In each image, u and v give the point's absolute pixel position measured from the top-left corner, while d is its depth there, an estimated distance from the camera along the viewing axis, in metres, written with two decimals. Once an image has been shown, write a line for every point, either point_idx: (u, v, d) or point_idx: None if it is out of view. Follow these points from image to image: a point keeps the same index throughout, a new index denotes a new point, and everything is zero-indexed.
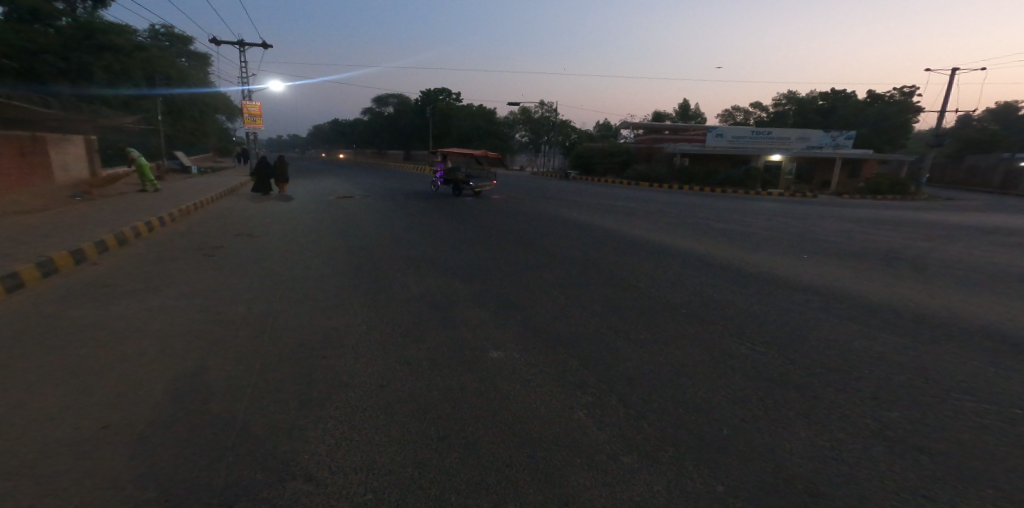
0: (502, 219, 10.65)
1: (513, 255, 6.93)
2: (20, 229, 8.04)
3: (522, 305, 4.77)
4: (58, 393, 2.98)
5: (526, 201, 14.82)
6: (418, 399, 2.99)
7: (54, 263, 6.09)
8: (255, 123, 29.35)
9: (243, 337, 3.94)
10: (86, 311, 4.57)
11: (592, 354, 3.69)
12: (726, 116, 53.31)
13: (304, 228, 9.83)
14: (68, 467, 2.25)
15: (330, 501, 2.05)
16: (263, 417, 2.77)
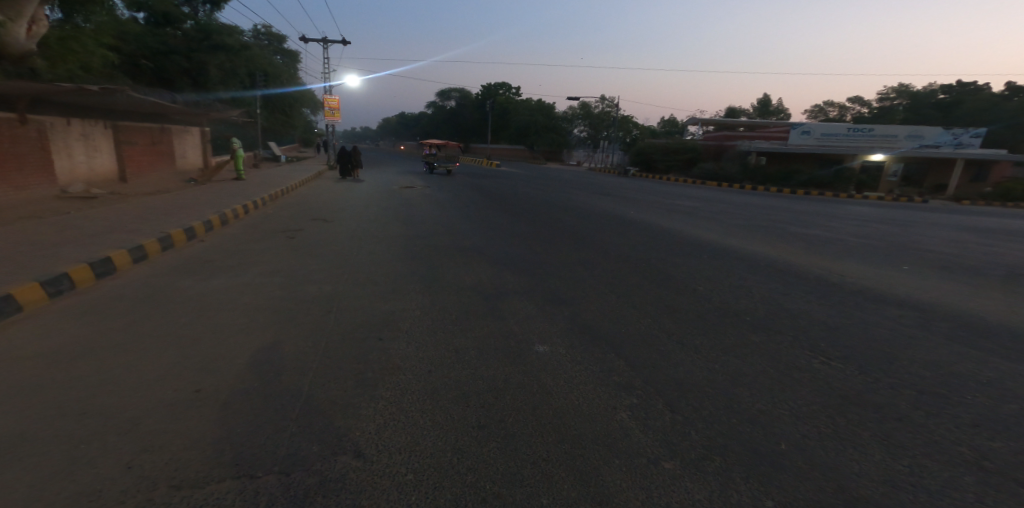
0: (565, 214, 10.59)
1: (572, 251, 6.86)
2: (145, 208, 9.20)
3: (573, 300, 4.75)
4: (162, 356, 3.40)
5: (587, 198, 14.57)
6: (463, 386, 3.07)
7: (170, 238, 6.90)
8: (334, 116, 31.29)
9: (312, 315, 4.24)
10: (188, 283, 5.14)
11: (642, 355, 3.61)
12: (817, 113, 49.15)
13: (374, 215, 10.36)
14: (161, 425, 2.56)
15: (374, 477, 2.17)
16: (324, 392, 2.98)
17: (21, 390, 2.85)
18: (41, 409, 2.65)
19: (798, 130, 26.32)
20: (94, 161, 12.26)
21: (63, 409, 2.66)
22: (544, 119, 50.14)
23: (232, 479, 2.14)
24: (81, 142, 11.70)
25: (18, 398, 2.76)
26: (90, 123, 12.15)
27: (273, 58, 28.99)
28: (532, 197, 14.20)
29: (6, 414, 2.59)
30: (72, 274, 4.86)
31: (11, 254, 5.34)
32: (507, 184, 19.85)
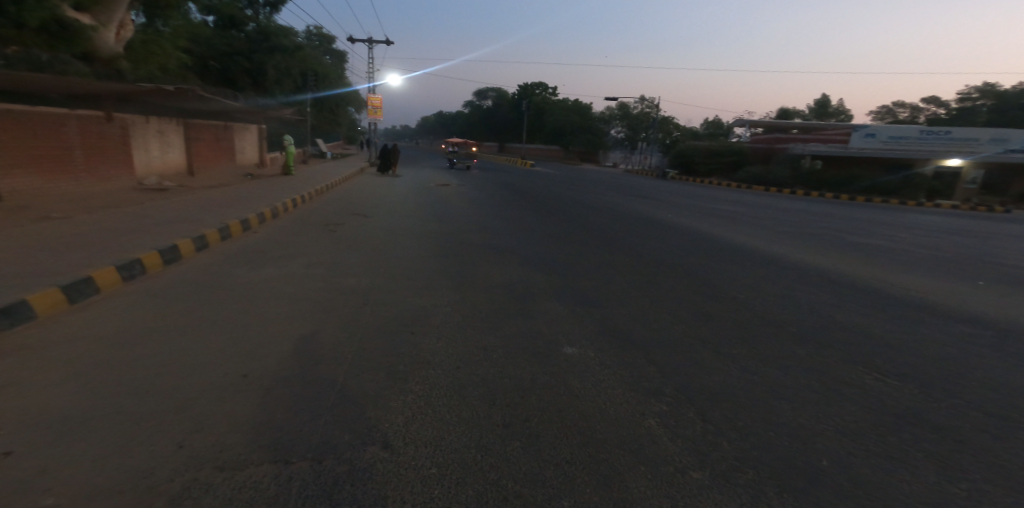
0: (603, 216, 10.45)
1: (606, 254, 6.76)
2: (205, 200, 9.78)
3: (605, 304, 4.68)
4: (215, 341, 3.62)
5: (623, 200, 14.32)
6: (490, 383, 3.11)
7: (228, 229, 7.34)
8: (376, 114, 32.15)
9: (350, 307, 4.40)
10: (240, 272, 5.44)
11: (673, 362, 3.52)
12: (882, 115, 46.05)
13: (412, 212, 10.57)
14: (209, 407, 2.72)
15: (399, 469, 2.23)
16: (358, 382, 3.09)
17: (92, 367, 3.10)
18: (109, 386, 2.89)
19: (862, 133, 25.35)
20: (166, 156, 13.10)
21: (127, 387, 2.88)
22: (580, 119, 49.71)
23: (268, 463, 2.25)
24: (156, 138, 12.53)
25: (89, 375, 3.01)
26: (165, 120, 13.02)
27: (322, 58, 30.09)
28: (567, 198, 14.10)
29: (78, 389, 2.83)
30: (142, 260, 5.24)
31: (89, 240, 5.80)
32: (542, 184, 19.79)
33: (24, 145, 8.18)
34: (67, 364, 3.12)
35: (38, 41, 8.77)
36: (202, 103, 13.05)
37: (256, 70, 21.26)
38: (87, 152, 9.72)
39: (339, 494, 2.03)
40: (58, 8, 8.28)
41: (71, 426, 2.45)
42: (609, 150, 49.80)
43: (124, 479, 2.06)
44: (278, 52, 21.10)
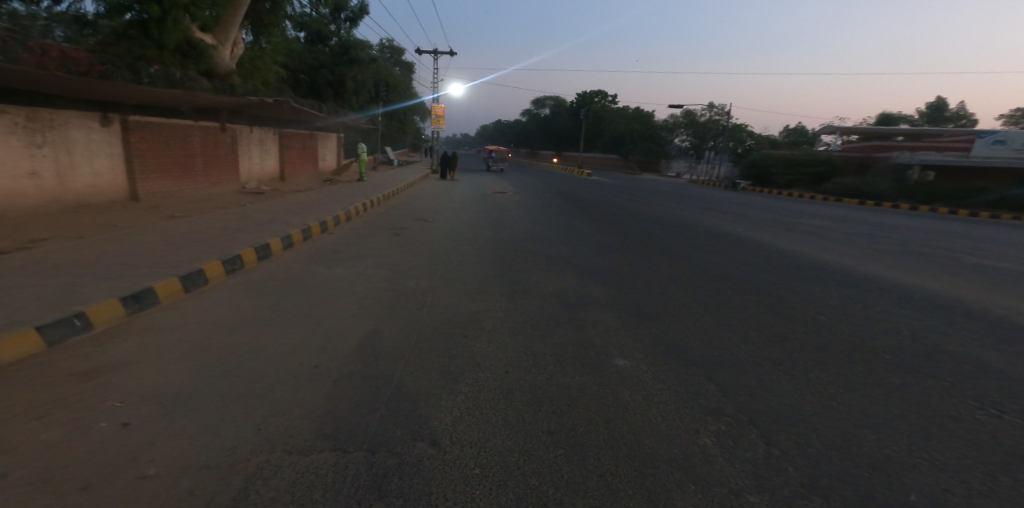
0: (665, 228, 10.06)
1: (665, 267, 6.50)
2: (291, 203, 10.69)
3: (661, 318, 4.49)
4: (292, 332, 3.94)
5: (687, 211, 13.71)
6: (538, 390, 3.11)
7: (310, 230, 7.98)
8: (440, 123, 33.38)
9: (409, 307, 4.60)
10: (318, 270, 5.88)
11: (733, 382, 3.31)
12: (1010, 119, 40.13)
13: (469, 218, 10.82)
14: (285, 395, 2.98)
15: (445, 467, 2.31)
16: (413, 380, 3.23)
17: (192, 351, 3.50)
18: (203, 369, 3.25)
19: (987, 140, 21.94)
20: (264, 163, 14.47)
21: (219, 371, 3.22)
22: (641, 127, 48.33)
23: (328, 452, 2.41)
24: (257, 146, 13.92)
25: (189, 358, 3.40)
26: (265, 130, 14.41)
27: (393, 70, 31.84)
28: (625, 208, 13.75)
29: (182, 370, 3.21)
30: (241, 256, 5.84)
31: (199, 236, 6.57)
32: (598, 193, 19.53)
33: (159, 153, 9.42)
34: (173, 347, 3.55)
35: (173, 61, 10.12)
36: (294, 114, 14.32)
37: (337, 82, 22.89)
38: (205, 158, 10.98)
39: (388, 486, 2.14)
40: (190, 31, 9.63)
41: (175, 403, 2.79)
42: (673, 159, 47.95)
43: (210, 456, 2.31)
44: (356, 65, 22.80)
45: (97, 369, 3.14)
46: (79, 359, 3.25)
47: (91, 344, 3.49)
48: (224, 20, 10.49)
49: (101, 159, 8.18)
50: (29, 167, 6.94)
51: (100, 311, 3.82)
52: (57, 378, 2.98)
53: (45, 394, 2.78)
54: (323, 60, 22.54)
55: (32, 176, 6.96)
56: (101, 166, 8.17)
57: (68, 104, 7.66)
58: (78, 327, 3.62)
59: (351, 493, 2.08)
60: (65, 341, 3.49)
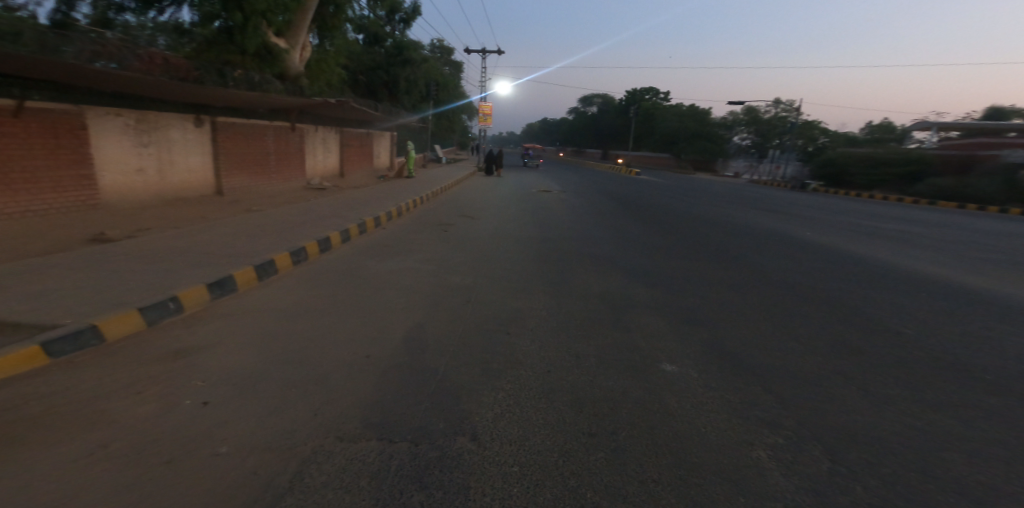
0: (719, 231, 9.49)
1: (720, 272, 6.11)
2: (350, 198, 11.20)
3: (714, 321, 4.17)
4: (347, 322, 4.13)
5: (747, 214, 12.88)
6: (579, 391, 3.03)
7: (365, 225, 8.35)
8: (486, 121, 33.61)
9: (455, 302, 4.67)
10: (372, 263, 6.12)
11: (793, 390, 2.99)
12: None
13: (514, 216, 10.79)
14: (340, 382, 3.14)
15: (483, 463, 2.33)
16: (456, 375, 3.26)
17: (260, 335, 3.78)
18: (269, 353, 3.49)
19: None
20: (326, 160, 15.28)
21: (282, 357, 3.45)
22: (695, 126, 45.94)
23: (375, 440, 2.52)
24: (321, 144, 14.72)
25: (257, 342, 3.67)
26: (327, 129, 15.21)
27: (445, 71, 32.58)
28: (678, 209, 13.15)
29: (250, 353, 3.47)
30: (306, 248, 6.23)
31: (268, 229, 7.04)
32: (649, 192, 18.82)
33: (240, 152, 10.26)
34: (245, 331, 3.84)
35: (253, 65, 10.98)
36: (353, 113, 14.99)
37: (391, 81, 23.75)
38: (277, 156, 11.78)
39: (429, 478, 2.19)
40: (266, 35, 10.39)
41: (246, 385, 3.05)
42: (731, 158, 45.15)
43: (274, 437, 2.50)
44: (408, 65, 23.64)
45: (183, 349, 3.47)
46: (170, 338, 3.61)
47: (181, 325, 3.87)
48: (294, 23, 11.29)
49: (195, 157, 9.03)
50: (136, 164, 7.74)
51: (190, 296, 4.23)
52: (153, 356, 3.33)
53: (142, 370, 3.13)
54: (379, 60, 23.55)
55: (139, 172, 7.78)
56: (193, 163, 8.98)
57: (169, 107, 8.40)
58: (173, 309, 4.03)
59: (395, 482, 2.15)
60: (162, 321, 3.90)
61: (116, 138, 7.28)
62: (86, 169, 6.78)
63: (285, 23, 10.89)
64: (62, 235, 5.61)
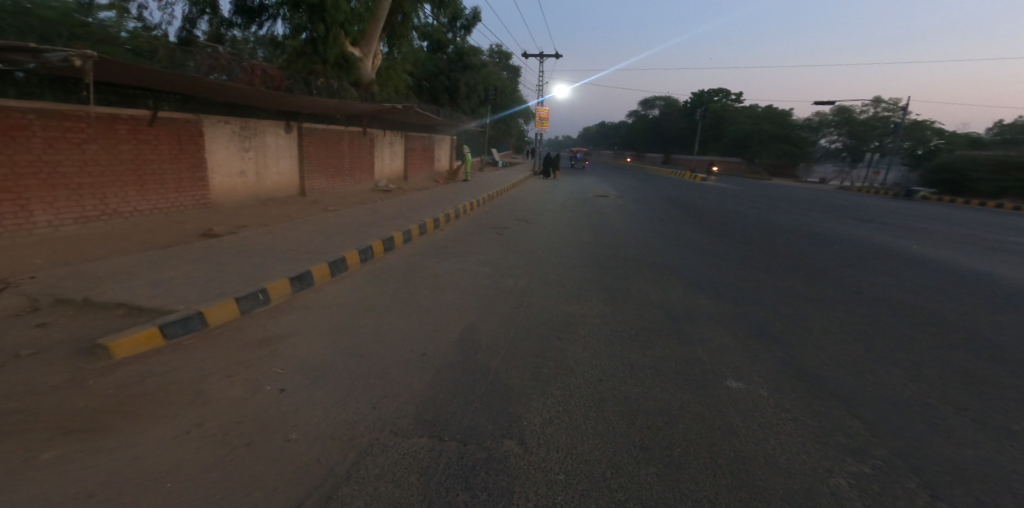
0: (796, 241, 8.70)
1: (797, 286, 5.53)
2: (417, 201, 11.80)
3: (790, 338, 3.76)
4: (407, 320, 4.28)
5: (829, 223, 11.72)
6: (632, 401, 2.87)
7: (425, 226, 8.69)
8: (542, 125, 33.41)
9: (509, 305, 4.68)
10: (432, 264, 6.32)
11: (884, 415, 2.59)
12: None
13: (568, 220, 10.70)
14: (397, 378, 3.26)
15: (529, 468, 2.29)
16: (507, 377, 3.25)
17: (329, 328, 4.04)
18: (335, 346, 3.72)
19: None
20: (393, 163, 16.03)
21: (347, 350, 3.65)
22: (772, 127, 40.30)
23: (426, 437, 2.58)
24: (388, 148, 15.47)
25: (326, 334, 3.92)
26: (395, 134, 15.99)
27: (502, 76, 33.42)
28: (749, 217, 12.11)
29: (320, 345, 3.72)
30: (372, 247, 6.58)
31: (340, 228, 7.56)
32: (716, 198, 17.56)
33: (321, 155, 11.11)
34: (317, 324, 4.13)
35: (333, 74, 11.87)
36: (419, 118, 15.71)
37: (452, 86, 24.89)
38: (350, 160, 12.56)
39: (475, 479, 2.20)
40: (344, 45, 11.25)
41: (315, 375, 3.27)
42: (814, 162, 39.63)
43: (336, 428, 2.65)
44: (469, 70, 24.79)
45: (267, 337, 3.80)
46: (257, 327, 3.98)
47: (267, 315, 4.26)
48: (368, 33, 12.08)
49: (284, 161, 9.78)
50: (239, 168, 8.47)
51: (276, 288, 4.64)
52: (242, 343, 3.68)
53: (233, 356, 3.47)
54: (441, 66, 24.59)
55: (241, 175, 8.51)
56: (284, 166, 9.80)
57: (266, 116, 9.20)
58: (261, 300, 4.44)
59: (442, 480, 2.19)
60: (252, 311, 4.30)
61: (224, 144, 7.97)
62: (200, 171, 7.43)
63: (359, 32, 11.74)
64: (180, 230, 6.41)
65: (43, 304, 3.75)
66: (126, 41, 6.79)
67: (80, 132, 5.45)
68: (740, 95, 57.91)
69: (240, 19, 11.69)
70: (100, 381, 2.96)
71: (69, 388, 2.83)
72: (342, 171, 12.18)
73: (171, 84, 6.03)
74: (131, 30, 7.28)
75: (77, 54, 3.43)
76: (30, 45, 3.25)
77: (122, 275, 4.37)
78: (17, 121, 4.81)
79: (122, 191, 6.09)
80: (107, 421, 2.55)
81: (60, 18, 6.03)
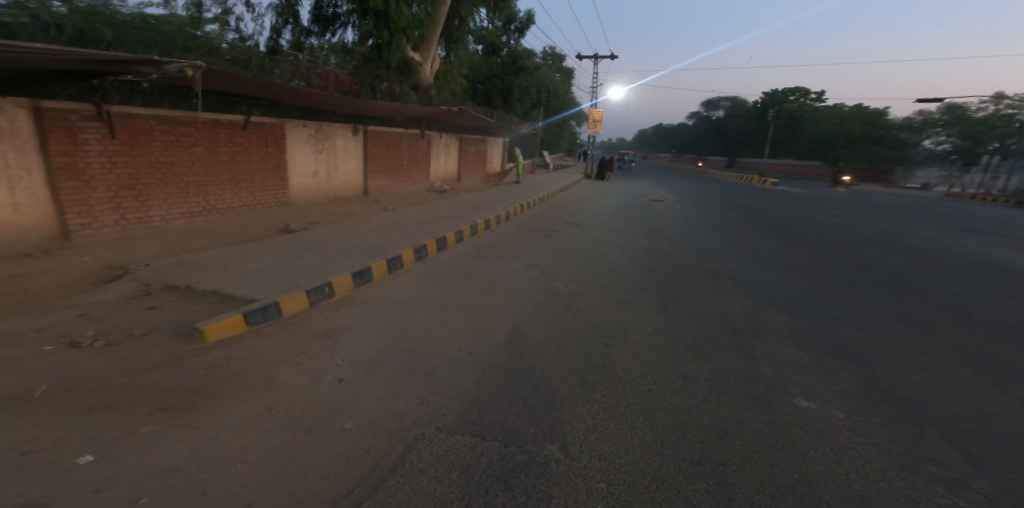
0: (881, 251, 7.79)
1: (887, 302, 4.84)
2: (471, 201, 12.13)
3: (875, 358, 3.31)
4: (456, 319, 4.35)
5: (924, 232, 10.41)
6: (684, 414, 2.66)
7: (478, 227, 8.87)
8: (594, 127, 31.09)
9: (557, 308, 4.59)
10: (482, 265, 6.39)
11: (994, 447, 2.19)
12: None
13: (622, 224, 10.38)
14: (445, 375, 3.31)
15: (569, 474, 2.20)
16: (551, 382, 3.17)
17: (384, 324, 4.21)
18: (387, 341, 3.86)
19: None
20: (447, 164, 16.51)
21: (399, 345, 3.78)
22: (861, 127, 33.60)
23: (469, 436, 2.58)
24: (444, 149, 15.96)
25: (381, 330, 4.09)
26: (450, 136, 16.45)
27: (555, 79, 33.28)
28: (830, 226, 10.85)
29: (376, 340, 3.88)
30: (426, 246, 6.81)
31: (400, 227, 7.96)
32: (788, 204, 15.95)
33: (383, 157, 11.67)
34: (375, 319, 4.32)
35: (395, 77, 12.20)
36: (474, 121, 16.13)
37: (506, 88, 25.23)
38: (409, 161, 13.13)
39: (514, 480, 2.16)
40: (405, 49, 11.61)
41: (370, 368, 3.42)
42: (915, 168, 32.60)
43: (385, 420, 2.74)
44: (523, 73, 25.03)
45: (330, 329, 4.05)
46: (323, 319, 4.26)
47: (331, 308, 4.55)
48: (427, 37, 12.33)
49: (351, 162, 10.40)
50: (313, 167, 9.19)
51: (340, 282, 4.96)
52: (309, 334, 3.95)
53: (301, 345, 3.74)
54: (495, 69, 24.91)
55: (314, 174, 9.23)
56: (350, 167, 10.40)
57: (337, 119, 9.88)
58: (327, 293, 4.76)
59: (482, 479, 2.18)
60: (319, 303, 4.63)
61: (301, 145, 8.72)
62: (282, 172, 8.19)
63: (420, 37, 12.13)
64: (264, 225, 7.13)
65: (154, 289, 4.33)
66: (226, 53, 7.40)
67: (188, 136, 6.28)
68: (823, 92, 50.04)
69: (317, 27, 12.64)
70: (194, 362, 3.33)
71: (167, 367, 3.21)
72: (401, 170, 12.74)
73: (262, 91, 6.76)
74: (231, 40, 8.05)
75: (189, 65, 3.99)
76: (153, 59, 3.80)
77: (215, 266, 4.91)
78: (141, 126, 5.64)
79: (220, 189, 6.92)
80: (194, 400, 2.84)
81: (174, 32, 6.66)
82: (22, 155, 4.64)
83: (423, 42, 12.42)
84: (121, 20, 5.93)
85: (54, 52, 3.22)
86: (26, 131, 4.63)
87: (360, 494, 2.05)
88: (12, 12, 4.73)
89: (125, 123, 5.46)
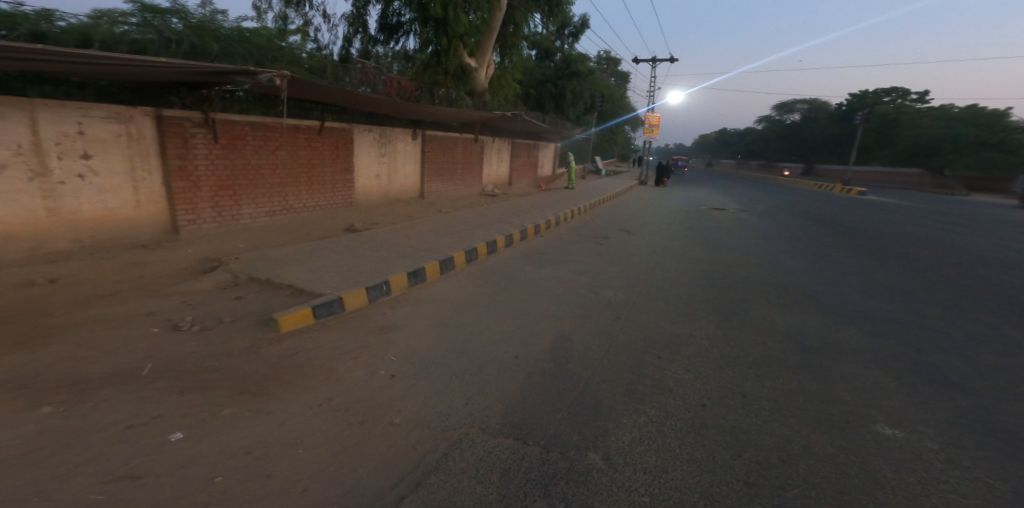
0: (986, 268, 6.79)
1: (996, 325, 4.17)
2: (524, 206, 12.31)
3: (980, 386, 2.84)
4: (503, 322, 4.35)
5: None
6: (741, 433, 2.43)
7: (530, 231, 8.95)
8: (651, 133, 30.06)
9: (605, 317, 4.43)
10: (531, 270, 6.36)
11: None
12: None
13: (678, 233, 9.92)
14: (490, 377, 3.31)
15: (611, 484, 2.09)
16: (596, 390, 3.05)
17: (434, 324, 4.31)
18: (436, 341, 3.94)
19: None
20: (499, 169, 16.82)
21: (448, 346, 3.84)
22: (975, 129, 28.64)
23: (511, 439, 2.54)
24: (496, 154, 16.31)
25: (432, 330, 4.19)
26: (503, 140, 16.77)
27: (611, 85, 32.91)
28: (927, 240, 9.55)
29: (426, 339, 3.98)
30: (477, 249, 6.93)
31: (455, 229, 8.27)
32: (874, 216, 14.33)
33: (439, 160, 12.13)
34: (426, 319, 4.44)
35: (452, 84, 12.76)
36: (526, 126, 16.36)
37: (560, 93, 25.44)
38: (463, 164, 13.57)
39: (554, 487, 2.08)
40: (462, 55, 12.08)
41: (418, 366, 3.50)
42: None
43: (431, 418, 2.78)
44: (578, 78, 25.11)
45: (385, 326, 4.23)
46: (380, 316, 4.47)
47: (388, 306, 4.76)
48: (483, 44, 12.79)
49: (410, 165, 10.94)
50: (376, 170, 9.80)
51: (397, 281, 5.19)
52: (367, 329, 4.15)
53: (359, 340, 3.93)
54: (549, 74, 25.30)
55: (377, 177, 9.83)
56: (409, 170, 10.92)
57: (398, 124, 10.49)
58: (384, 291, 5.00)
59: (522, 483, 2.13)
60: (377, 300, 4.87)
61: (366, 149, 9.34)
62: (349, 174, 8.83)
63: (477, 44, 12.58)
64: (333, 224, 7.72)
65: (241, 281, 4.81)
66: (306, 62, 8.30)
67: (275, 140, 7.00)
68: (926, 91, 44.20)
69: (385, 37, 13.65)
70: (268, 350, 3.63)
71: (246, 353, 3.53)
72: (455, 173, 13.17)
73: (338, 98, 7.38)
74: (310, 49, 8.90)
75: (278, 74, 4.52)
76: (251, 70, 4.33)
77: (291, 261, 5.36)
78: (238, 132, 6.38)
79: (297, 190, 7.61)
80: (266, 386, 3.08)
81: (265, 44, 7.51)
82: (147, 158, 5.45)
83: (479, 48, 12.86)
84: (224, 34, 6.80)
85: (173, 65, 3.79)
86: (150, 138, 5.45)
87: (404, 487, 2.09)
88: (142, 30, 5.68)
89: (226, 130, 6.22)
